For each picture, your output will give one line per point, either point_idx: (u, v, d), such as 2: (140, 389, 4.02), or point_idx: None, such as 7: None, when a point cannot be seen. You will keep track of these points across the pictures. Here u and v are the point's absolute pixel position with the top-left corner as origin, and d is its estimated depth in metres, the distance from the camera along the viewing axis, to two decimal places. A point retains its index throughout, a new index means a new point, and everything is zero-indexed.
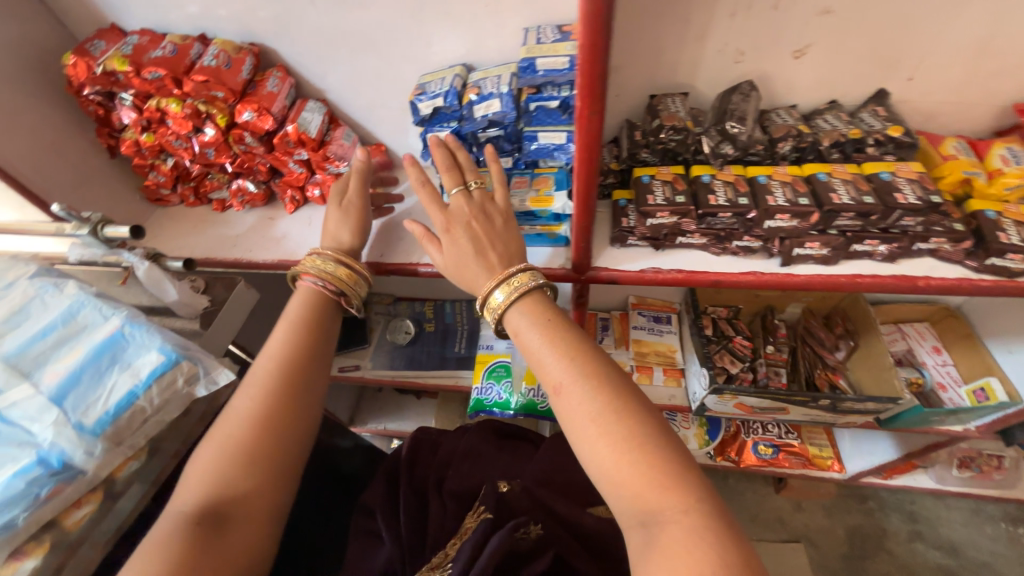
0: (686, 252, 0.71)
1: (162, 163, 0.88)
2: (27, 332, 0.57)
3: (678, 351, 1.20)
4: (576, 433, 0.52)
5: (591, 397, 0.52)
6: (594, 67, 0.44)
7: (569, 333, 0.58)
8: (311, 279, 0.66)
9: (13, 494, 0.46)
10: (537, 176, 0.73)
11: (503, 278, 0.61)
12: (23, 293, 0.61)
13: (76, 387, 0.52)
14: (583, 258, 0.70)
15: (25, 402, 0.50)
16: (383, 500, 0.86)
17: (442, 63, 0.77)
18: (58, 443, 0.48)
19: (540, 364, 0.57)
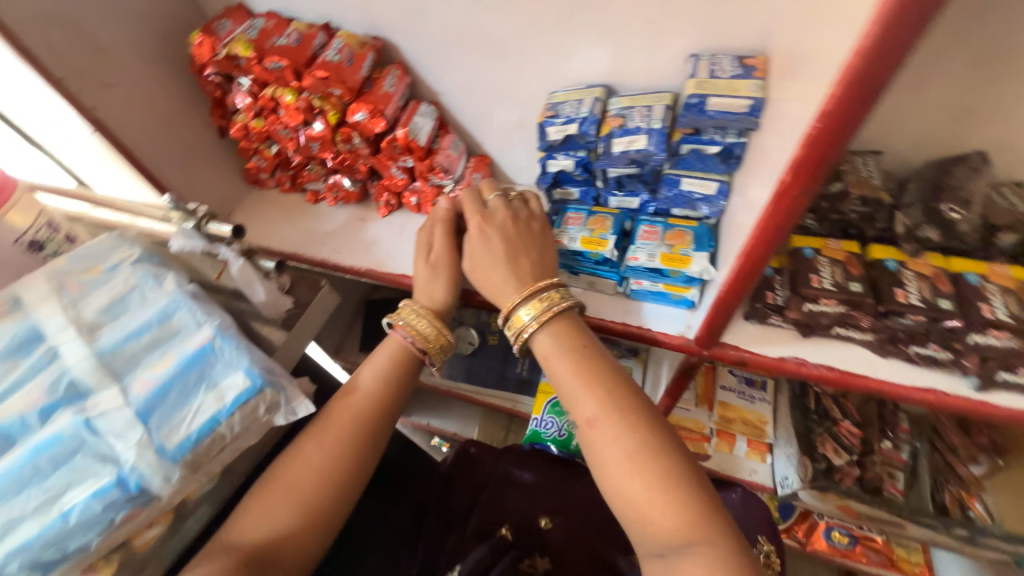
0: (842, 346, 0.58)
1: (267, 149, 0.86)
2: (123, 327, 0.55)
3: (770, 423, 1.06)
4: (604, 470, 0.48)
5: (627, 433, 0.48)
6: (838, 143, 0.33)
7: (600, 361, 0.53)
8: (402, 334, 0.62)
9: (89, 517, 0.43)
10: (671, 228, 0.62)
11: (531, 295, 0.57)
12: (124, 281, 0.59)
13: (163, 403, 0.49)
14: (714, 333, 0.59)
15: (114, 413, 0.48)
16: (408, 523, 0.76)
17: (577, 80, 0.68)
18: (138, 467, 0.45)
19: (571, 395, 0.52)
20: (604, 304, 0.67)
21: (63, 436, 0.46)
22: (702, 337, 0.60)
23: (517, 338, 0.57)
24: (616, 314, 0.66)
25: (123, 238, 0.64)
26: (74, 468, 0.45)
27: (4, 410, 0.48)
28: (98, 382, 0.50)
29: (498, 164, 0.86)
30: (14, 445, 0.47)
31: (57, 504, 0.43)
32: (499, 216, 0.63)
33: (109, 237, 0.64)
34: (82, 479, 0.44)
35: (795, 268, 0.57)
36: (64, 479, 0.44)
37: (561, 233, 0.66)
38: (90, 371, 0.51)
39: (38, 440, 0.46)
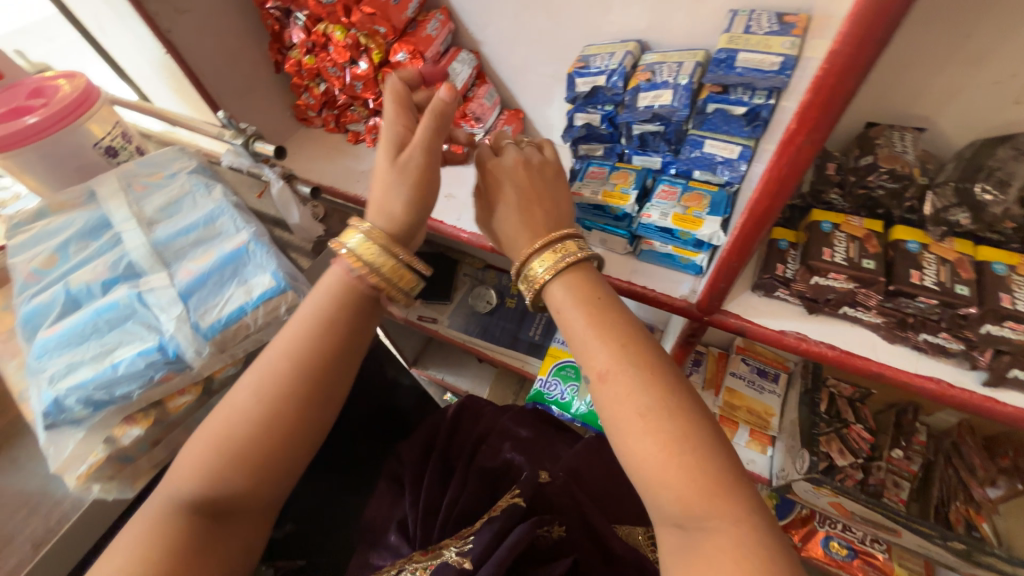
0: (847, 327, 0.57)
1: (316, 87, 0.91)
2: (174, 224, 0.62)
3: (776, 416, 1.04)
4: (618, 428, 0.44)
5: (639, 389, 0.44)
6: (843, 84, 0.33)
7: (615, 314, 0.49)
8: (347, 268, 0.48)
9: (135, 370, 0.51)
10: (689, 190, 0.62)
11: (542, 246, 0.53)
12: (179, 186, 0.66)
13: (200, 289, 0.56)
14: (714, 298, 0.60)
15: (160, 290, 0.55)
16: (415, 460, 0.90)
17: (615, 36, 0.67)
18: (177, 337, 0.53)
19: (583, 350, 0.48)
20: (613, 263, 0.68)
21: (118, 304, 0.54)
22: (703, 301, 0.61)
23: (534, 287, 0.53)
24: (623, 273, 0.67)
25: (183, 152, 0.72)
26: (126, 331, 0.53)
27: (74, 278, 0.56)
28: (152, 266, 0.57)
29: (531, 120, 0.88)
30: (80, 307, 0.55)
31: (110, 356, 0.51)
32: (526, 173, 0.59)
33: (169, 150, 0.71)
34: (132, 340, 0.52)
35: (809, 241, 0.57)
36: (117, 338, 0.52)
37: (580, 186, 0.67)
38: (145, 255, 0.58)
39: (100, 304, 0.54)
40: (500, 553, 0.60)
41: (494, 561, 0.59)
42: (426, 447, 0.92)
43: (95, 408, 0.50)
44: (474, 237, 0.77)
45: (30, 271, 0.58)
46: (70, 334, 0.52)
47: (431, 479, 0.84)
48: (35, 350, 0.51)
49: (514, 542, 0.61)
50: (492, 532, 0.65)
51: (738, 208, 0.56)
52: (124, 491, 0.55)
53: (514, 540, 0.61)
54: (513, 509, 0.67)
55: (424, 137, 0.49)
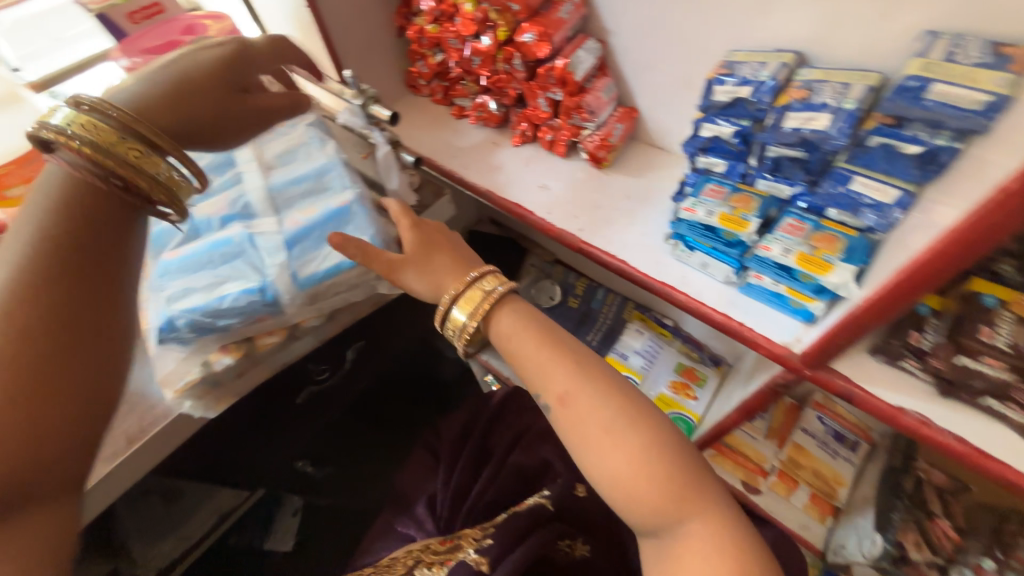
0: (986, 422, 0.49)
1: (432, 56, 0.91)
2: (289, 173, 0.64)
3: (847, 487, 0.94)
4: (581, 447, 0.45)
5: (598, 403, 0.45)
6: None
7: (562, 337, 0.50)
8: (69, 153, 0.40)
9: (239, 305, 0.54)
10: (821, 229, 0.56)
11: (468, 283, 0.52)
12: (298, 134, 0.68)
13: (304, 240, 0.58)
14: (825, 353, 0.54)
15: (269, 235, 0.58)
16: (454, 441, 0.91)
17: (768, 43, 0.61)
18: (277, 282, 0.55)
19: (538, 372, 0.48)
20: (710, 290, 0.64)
21: (232, 240, 0.57)
22: (810, 354, 0.55)
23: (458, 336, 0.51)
24: (719, 303, 0.63)
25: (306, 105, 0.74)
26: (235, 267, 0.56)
27: (199, 210, 0.60)
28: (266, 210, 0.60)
29: (644, 121, 0.82)
30: (199, 237, 0.59)
31: (218, 289, 0.55)
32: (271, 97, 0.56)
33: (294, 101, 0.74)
34: (238, 277, 0.55)
35: (964, 315, 0.49)
36: (228, 273, 0.56)
37: (695, 204, 0.62)
38: (261, 199, 0.61)
39: (216, 239, 0.58)
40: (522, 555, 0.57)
41: (513, 563, 0.57)
42: (463, 431, 0.93)
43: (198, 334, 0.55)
44: (562, 232, 0.76)
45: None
46: (190, 261, 0.56)
47: (464, 464, 0.86)
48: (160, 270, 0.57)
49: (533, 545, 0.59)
50: (514, 532, 0.61)
51: (891, 263, 0.47)
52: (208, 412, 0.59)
53: (532, 546, 0.59)
54: (535, 509, 0.64)
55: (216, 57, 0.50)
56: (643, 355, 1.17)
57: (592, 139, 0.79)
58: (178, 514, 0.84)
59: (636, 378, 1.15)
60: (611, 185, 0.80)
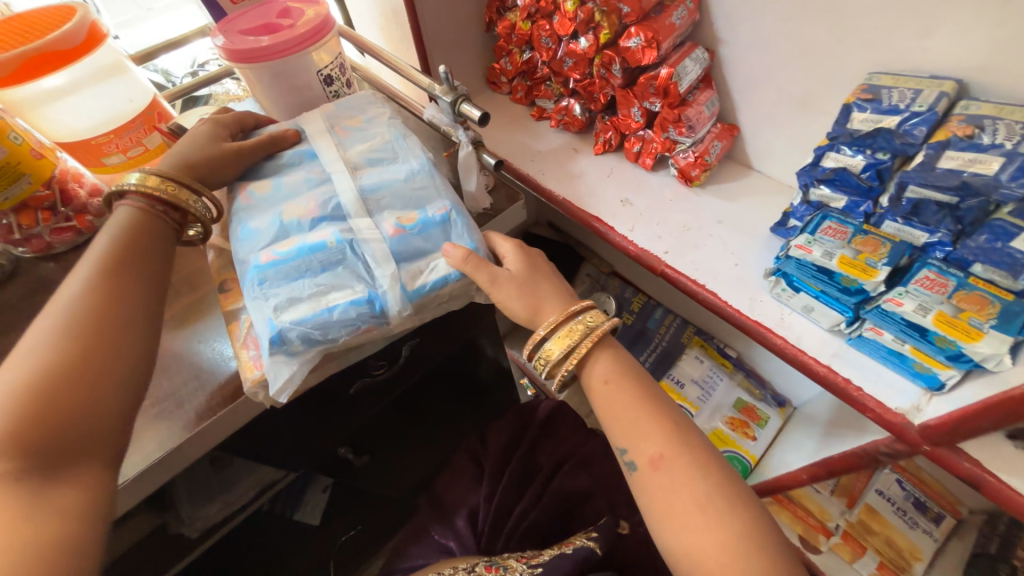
0: None
1: (519, 54, 0.88)
2: (381, 173, 0.61)
3: (924, 563, 0.84)
4: (661, 512, 0.46)
5: (693, 476, 0.46)
6: None
7: (658, 401, 0.51)
8: (134, 199, 0.49)
9: (349, 317, 0.52)
10: (966, 288, 0.48)
11: (567, 316, 0.54)
12: (379, 134, 0.64)
13: (408, 249, 0.56)
14: (958, 433, 0.47)
15: (372, 243, 0.56)
16: (496, 455, 0.88)
17: (919, 67, 0.53)
18: (386, 294, 0.53)
19: (629, 431, 0.50)
20: (812, 337, 0.58)
21: (330, 246, 0.55)
22: (934, 431, 0.48)
23: (547, 362, 0.54)
24: (822, 353, 0.57)
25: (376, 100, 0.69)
26: (341, 277, 0.54)
27: (287, 211, 0.57)
28: (360, 214, 0.57)
29: (744, 140, 0.76)
30: (291, 239, 0.56)
31: (328, 299, 0.53)
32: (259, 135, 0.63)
33: (363, 95, 0.69)
34: (343, 288, 0.53)
35: None
36: (330, 282, 0.54)
37: (809, 242, 0.56)
38: (353, 201, 0.58)
39: (312, 243, 0.55)
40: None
41: None
42: (509, 442, 0.89)
43: (308, 345, 0.52)
44: (643, 254, 0.71)
45: (245, 192, 0.59)
46: (286, 266, 0.54)
47: (507, 482, 0.82)
48: (254, 275, 0.53)
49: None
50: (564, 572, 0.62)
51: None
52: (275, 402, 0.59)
53: None
54: (586, 554, 0.63)
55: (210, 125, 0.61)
56: (700, 384, 1.11)
57: (686, 156, 0.74)
58: (225, 479, 0.80)
59: (690, 408, 1.08)
60: (700, 206, 0.74)
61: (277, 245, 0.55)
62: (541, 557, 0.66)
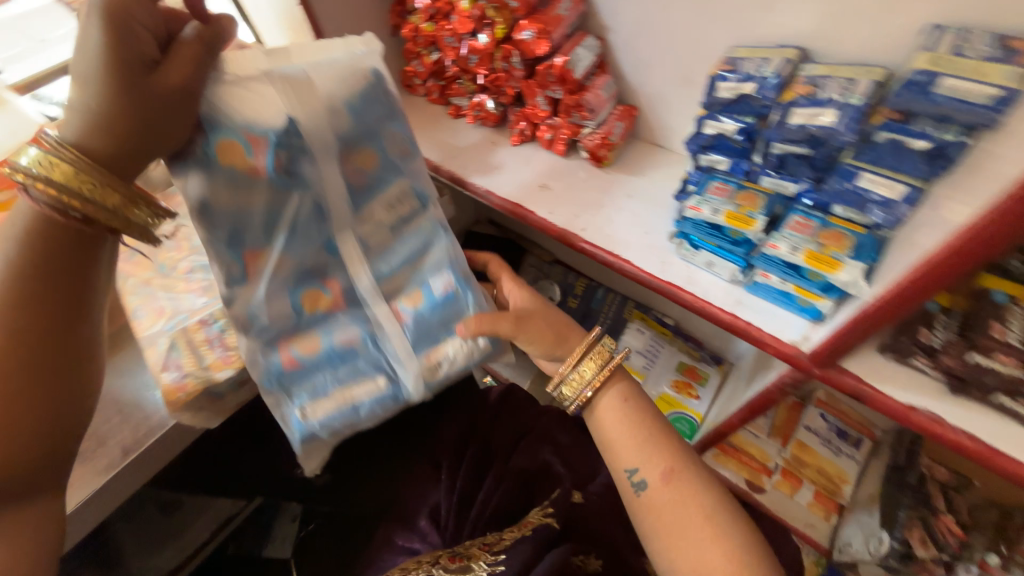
0: (1000, 421, 0.48)
1: (428, 55, 0.90)
2: (390, 248, 0.52)
3: (851, 484, 0.93)
4: (663, 530, 0.53)
5: (691, 492, 0.54)
6: None
7: (657, 428, 0.59)
8: (37, 195, 0.36)
9: (375, 411, 0.53)
10: (828, 226, 0.55)
11: (575, 361, 0.61)
12: (395, 184, 0.49)
13: (425, 339, 0.53)
14: (836, 350, 0.53)
15: (389, 336, 0.52)
16: (454, 445, 0.86)
17: (769, 39, 0.60)
18: (406, 387, 0.53)
19: (638, 457, 0.57)
20: (716, 290, 0.63)
21: (348, 344, 0.52)
22: (820, 352, 0.54)
23: (573, 399, 0.60)
24: (726, 302, 0.62)
25: (391, 97, 0.45)
26: (362, 369, 0.52)
27: (296, 298, 0.50)
28: (372, 297, 0.52)
29: (644, 119, 0.82)
30: (303, 332, 0.52)
31: (352, 396, 0.52)
32: (186, 43, 0.37)
33: (367, 78, 0.43)
34: (364, 382, 0.52)
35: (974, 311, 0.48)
36: (350, 377, 0.52)
37: (700, 202, 0.61)
38: (366, 287, 0.52)
39: (333, 341, 0.51)
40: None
41: None
42: (464, 432, 0.89)
43: (339, 434, 0.55)
44: (564, 233, 0.74)
45: (247, 262, 0.46)
46: (304, 367, 0.51)
47: (467, 469, 0.81)
48: (272, 377, 0.51)
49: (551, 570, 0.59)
50: (526, 555, 0.61)
51: (905, 262, 0.46)
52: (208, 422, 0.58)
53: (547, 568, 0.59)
54: (545, 533, 0.65)
55: (147, 69, 0.35)
56: (644, 354, 1.16)
57: (592, 137, 0.78)
58: (178, 520, 0.87)
59: (638, 378, 1.14)
60: (612, 184, 0.79)
61: (298, 343, 0.51)
62: (503, 542, 0.66)
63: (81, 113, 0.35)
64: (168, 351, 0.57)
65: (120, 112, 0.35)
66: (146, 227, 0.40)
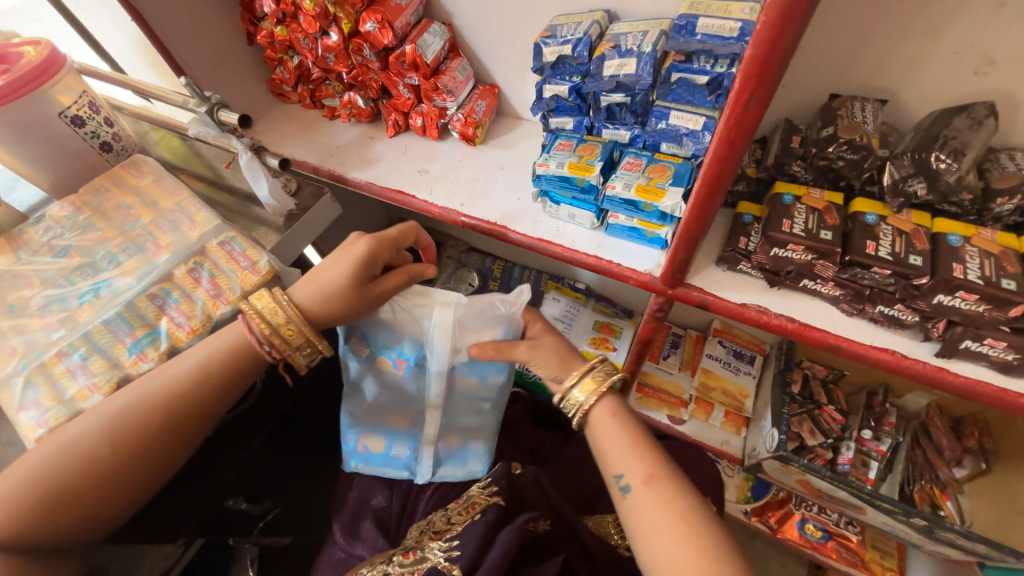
0: (807, 301, 0.57)
1: (289, 60, 0.90)
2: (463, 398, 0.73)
3: (750, 397, 1.05)
4: (642, 526, 0.48)
5: (674, 489, 0.49)
6: (777, 55, 0.35)
7: (648, 439, 0.55)
8: (250, 324, 0.52)
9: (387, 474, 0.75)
10: (654, 162, 0.62)
11: (580, 377, 0.59)
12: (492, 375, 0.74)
13: (444, 462, 0.74)
14: (675, 271, 0.59)
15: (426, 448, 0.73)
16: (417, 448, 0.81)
17: (584, 5, 0.67)
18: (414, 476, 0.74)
19: (621, 459, 0.53)
20: (581, 238, 0.69)
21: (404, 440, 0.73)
22: (666, 276, 0.60)
23: (574, 413, 0.58)
24: (591, 247, 0.68)
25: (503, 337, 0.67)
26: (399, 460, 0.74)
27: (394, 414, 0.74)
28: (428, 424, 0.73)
29: (507, 96, 0.87)
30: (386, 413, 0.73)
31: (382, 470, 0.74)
32: (402, 271, 0.58)
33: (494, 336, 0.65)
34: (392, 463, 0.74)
35: (770, 212, 0.57)
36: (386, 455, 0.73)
37: (547, 159, 0.67)
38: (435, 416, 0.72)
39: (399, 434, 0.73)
40: (494, 560, 0.55)
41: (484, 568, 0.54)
42: None
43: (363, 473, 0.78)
44: (443, 211, 0.76)
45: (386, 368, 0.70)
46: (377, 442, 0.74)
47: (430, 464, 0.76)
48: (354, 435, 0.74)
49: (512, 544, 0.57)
50: (479, 536, 0.59)
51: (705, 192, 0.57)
52: None
53: (503, 547, 0.57)
54: (494, 514, 0.62)
55: (363, 270, 0.54)
56: (563, 320, 1.21)
57: (458, 118, 0.83)
58: None
59: None
60: (487, 160, 0.83)
61: (372, 434, 0.73)
62: (453, 528, 0.63)
63: (328, 296, 0.53)
64: (26, 392, 0.54)
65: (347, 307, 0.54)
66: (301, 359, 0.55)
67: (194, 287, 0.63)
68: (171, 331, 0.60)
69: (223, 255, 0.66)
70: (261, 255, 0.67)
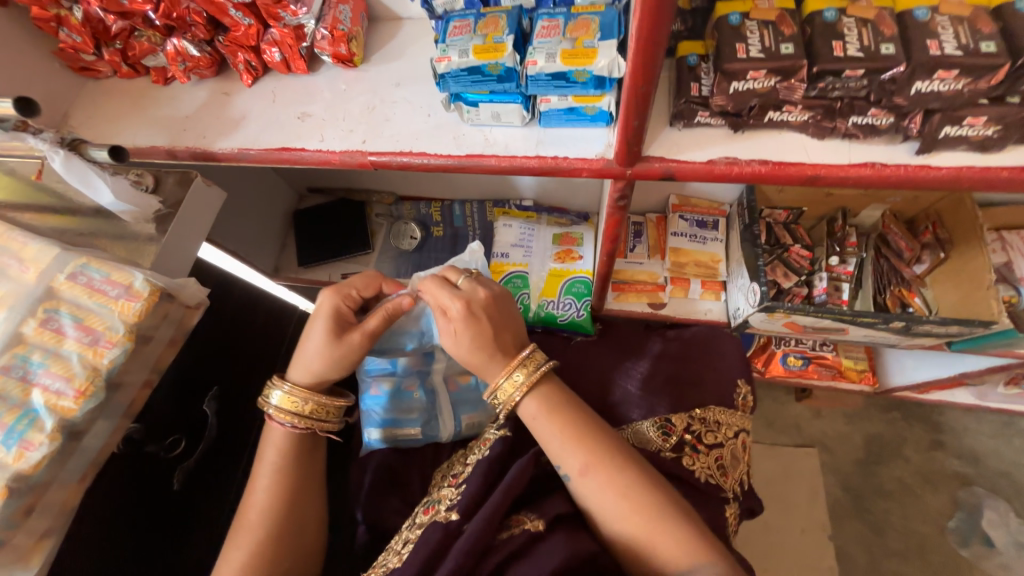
0: (777, 137, 0.51)
1: (70, 15, 0.66)
2: None
3: (722, 261, 1.04)
4: (601, 510, 0.52)
5: (616, 473, 0.52)
6: None
7: (583, 421, 0.56)
8: (277, 420, 0.60)
9: (404, 439, 0.71)
10: (574, 18, 0.51)
11: (508, 371, 0.58)
12: None
13: (463, 405, 0.74)
14: (630, 148, 0.50)
15: (441, 397, 0.74)
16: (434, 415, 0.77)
17: None
18: (436, 431, 0.72)
19: (558, 450, 0.55)
20: (515, 140, 0.58)
21: (416, 397, 0.73)
22: (623, 155, 0.51)
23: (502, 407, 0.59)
24: (529, 148, 0.57)
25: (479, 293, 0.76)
26: (416, 409, 0.73)
27: (404, 358, 0.74)
28: (438, 372, 0.76)
29: None
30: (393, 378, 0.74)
31: (400, 423, 0.72)
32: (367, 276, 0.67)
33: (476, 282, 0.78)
34: (409, 422, 0.72)
35: (719, 40, 0.47)
36: (400, 417, 0.72)
37: (445, 49, 0.53)
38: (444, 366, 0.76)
39: (409, 392, 0.73)
40: (494, 497, 0.53)
41: (488, 507, 0.52)
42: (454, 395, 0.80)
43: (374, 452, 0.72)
44: (345, 156, 0.62)
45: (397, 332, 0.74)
46: (386, 409, 0.72)
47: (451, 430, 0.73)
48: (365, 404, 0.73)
49: (512, 484, 0.54)
50: (483, 475, 0.58)
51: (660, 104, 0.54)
52: (15, 573, 0.47)
53: (508, 482, 0.54)
54: (501, 446, 0.60)
55: (331, 312, 0.62)
56: (521, 245, 1.13)
57: (324, 36, 0.66)
58: None
59: (523, 269, 1.11)
60: (376, 81, 0.68)
61: (380, 383, 0.73)
62: (466, 470, 0.61)
63: (314, 365, 0.60)
64: None
65: (326, 364, 0.60)
66: (330, 420, 0.61)
67: (59, 341, 0.49)
68: (53, 403, 0.47)
69: (80, 290, 0.50)
70: (133, 274, 0.52)
